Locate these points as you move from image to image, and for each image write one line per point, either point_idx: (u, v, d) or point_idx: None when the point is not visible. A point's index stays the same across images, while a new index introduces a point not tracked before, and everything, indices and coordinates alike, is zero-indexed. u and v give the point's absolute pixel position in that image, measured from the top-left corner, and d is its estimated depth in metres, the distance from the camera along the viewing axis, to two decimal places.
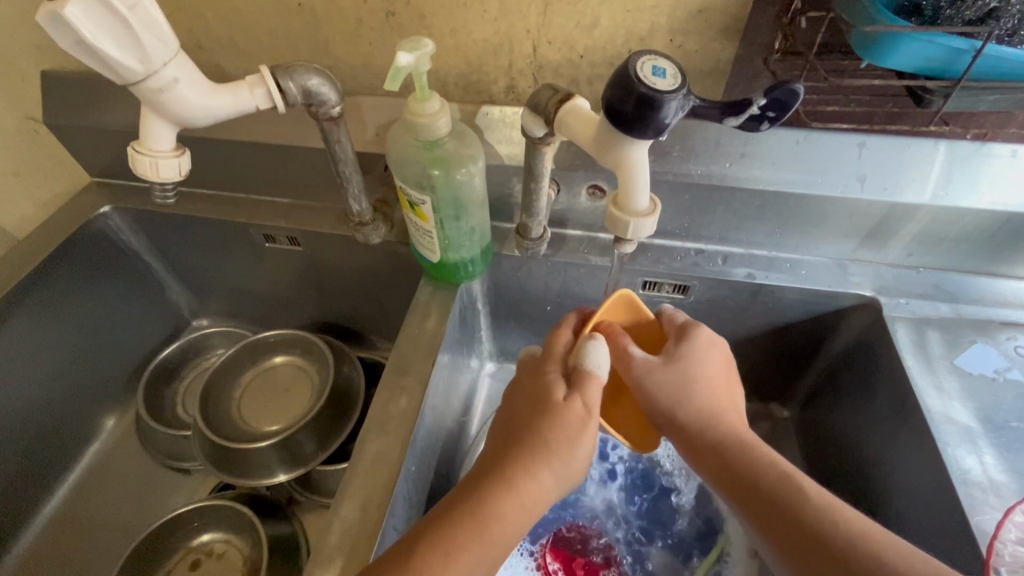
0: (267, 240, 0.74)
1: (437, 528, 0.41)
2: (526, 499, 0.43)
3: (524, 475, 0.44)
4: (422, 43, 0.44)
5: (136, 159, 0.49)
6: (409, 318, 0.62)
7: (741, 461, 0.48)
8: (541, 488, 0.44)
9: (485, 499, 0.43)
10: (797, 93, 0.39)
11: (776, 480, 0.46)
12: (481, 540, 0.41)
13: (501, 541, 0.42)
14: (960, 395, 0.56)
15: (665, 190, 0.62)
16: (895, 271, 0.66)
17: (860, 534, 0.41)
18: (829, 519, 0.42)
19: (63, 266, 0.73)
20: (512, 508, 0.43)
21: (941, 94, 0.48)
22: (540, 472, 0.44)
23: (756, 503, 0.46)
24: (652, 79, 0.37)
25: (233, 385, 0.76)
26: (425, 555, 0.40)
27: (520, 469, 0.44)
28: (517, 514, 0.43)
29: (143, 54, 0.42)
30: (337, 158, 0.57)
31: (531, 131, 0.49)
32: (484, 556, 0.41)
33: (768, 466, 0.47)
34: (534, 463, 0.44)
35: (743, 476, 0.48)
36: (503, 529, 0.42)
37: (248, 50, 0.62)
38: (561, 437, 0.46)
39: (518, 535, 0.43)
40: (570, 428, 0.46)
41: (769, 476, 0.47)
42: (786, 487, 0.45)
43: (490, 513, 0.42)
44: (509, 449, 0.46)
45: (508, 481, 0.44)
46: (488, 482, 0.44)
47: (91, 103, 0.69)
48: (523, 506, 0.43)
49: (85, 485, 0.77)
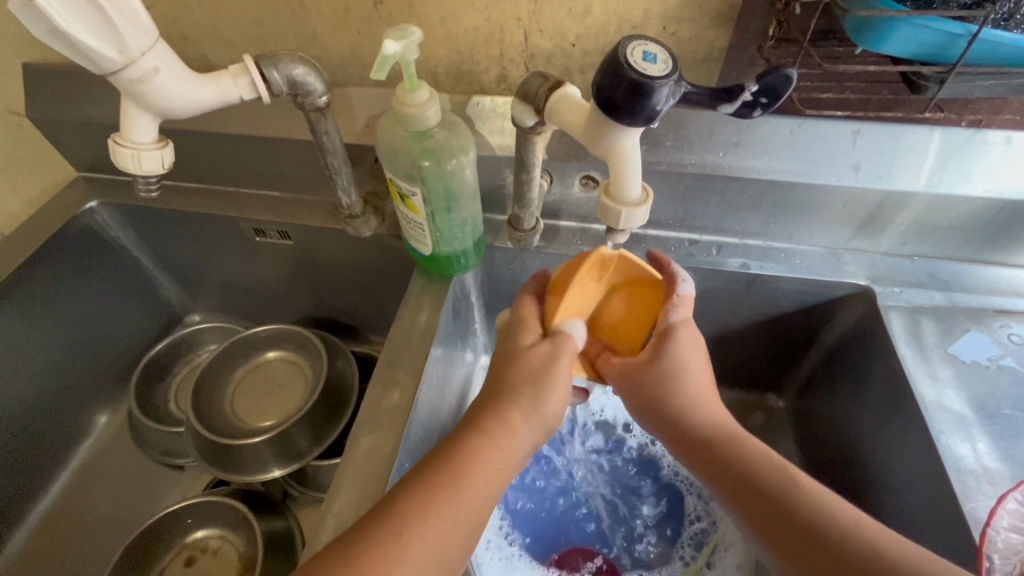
0: (257, 234, 0.74)
1: (422, 475, 0.42)
2: (503, 447, 0.45)
3: (505, 432, 0.45)
4: (409, 31, 0.43)
5: (117, 151, 0.48)
6: (402, 312, 0.61)
7: (722, 451, 0.48)
8: (518, 439, 0.46)
9: (471, 454, 0.44)
10: (791, 79, 0.38)
11: (754, 469, 0.46)
12: (468, 495, 0.42)
13: (481, 489, 0.43)
14: (954, 383, 0.56)
15: (658, 179, 0.61)
16: (889, 259, 0.66)
17: (837, 522, 0.41)
18: (831, 521, 0.41)
19: (50, 262, 0.72)
20: (492, 466, 0.44)
21: (935, 80, 0.48)
22: (521, 426, 0.46)
23: (745, 497, 0.45)
24: (643, 64, 0.36)
25: (226, 381, 0.75)
26: (415, 506, 0.40)
27: (502, 425, 0.45)
28: (495, 466, 0.44)
29: (120, 41, 0.41)
30: (326, 149, 0.56)
31: (522, 121, 0.48)
32: (465, 502, 0.42)
33: (752, 457, 0.46)
34: (512, 415, 0.46)
35: (720, 467, 0.47)
36: (483, 477, 0.43)
37: (234, 40, 0.61)
38: (532, 381, 0.47)
39: (498, 486, 0.44)
40: (535, 372, 0.47)
41: (746, 464, 0.46)
42: (763, 475, 0.45)
43: (476, 468, 0.43)
44: (479, 407, 0.47)
45: (492, 440, 0.45)
46: (467, 436, 0.45)
47: (75, 96, 0.67)
48: (502, 466, 0.44)
49: (78, 482, 0.76)
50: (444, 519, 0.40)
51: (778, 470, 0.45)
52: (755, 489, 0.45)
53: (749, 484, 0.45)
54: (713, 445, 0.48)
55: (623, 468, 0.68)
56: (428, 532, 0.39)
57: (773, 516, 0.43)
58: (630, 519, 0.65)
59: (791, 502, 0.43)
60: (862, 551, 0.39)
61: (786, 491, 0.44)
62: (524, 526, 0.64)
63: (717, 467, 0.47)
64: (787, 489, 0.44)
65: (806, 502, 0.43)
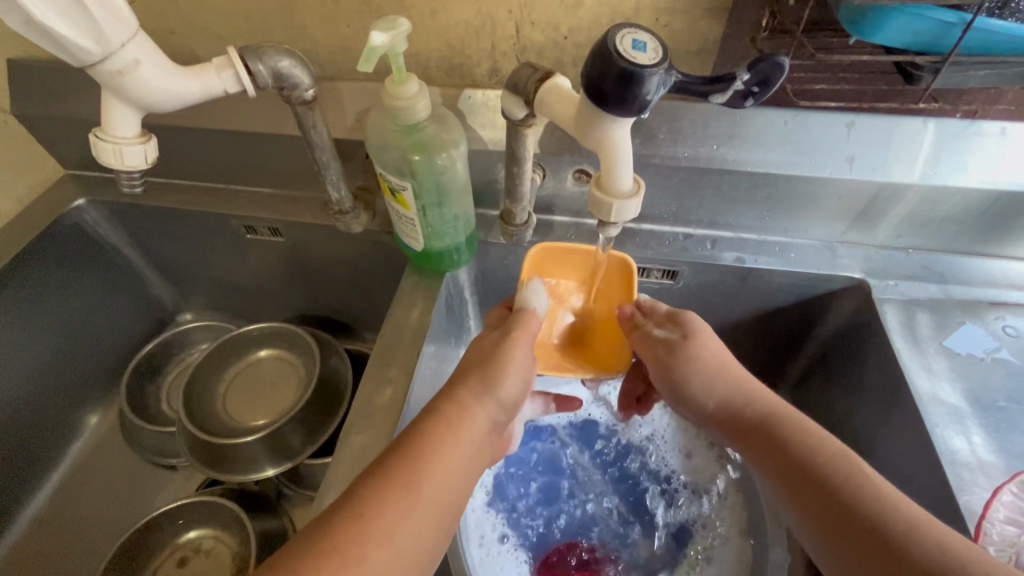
0: (248, 231, 0.73)
1: (384, 459, 0.42)
2: (462, 431, 0.45)
3: (460, 413, 0.46)
4: (398, 23, 0.43)
5: (99, 146, 0.47)
6: (394, 308, 0.61)
7: (777, 429, 0.48)
8: (475, 423, 0.46)
9: (431, 435, 0.44)
10: (782, 67, 0.38)
11: (804, 450, 0.45)
12: (430, 475, 0.42)
13: (442, 472, 0.43)
14: (949, 375, 0.55)
15: (652, 173, 0.61)
16: (884, 252, 0.65)
17: (887, 496, 0.41)
18: (883, 495, 0.41)
19: (39, 260, 0.71)
20: (453, 449, 0.44)
21: (931, 70, 0.47)
22: (477, 407, 0.47)
23: (793, 469, 0.45)
24: (632, 52, 0.35)
25: (218, 380, 0.74)
26: (376, 487, 0.40)
27: (457, 408, 0.46)
28: (455, 450, 0.44)
29: (98, 33, 0.40)
30: (314, 143, 0.55)
31: (511, 113, 0.48)
32: (426, 485, 0.41)
33: (804, 433, 0.47)
34: (462, 395, 0.47)
35: (772, 447, 0.47)
36: (443, 461, 0.43)
37: (221, 34, 0.60)
38: (481, 365, 0.50)
39: (459, 471, 0.44)
40: (488, 355, 0.50)
41: (796, 445, 0.46)
42: (812, 457, 0.45)
43: (438, 452, 0.43)
44: (437, 398, 0.48)
45: (449, 424, 0.45)
46: (429, 421, 0.45)
47: (61, 92, 0.66)
48: (463, 448, 0.44)
49: (69, 483, 0.76)
50: (405, 501, 0.40)
51: (827, 450, 0.45)
52: (802, 463, 0.45)
53: (804, 463, 0.45)
54: (766, 427, 0.49)
55: (619, 462, 0.68)
56: (389, 514, 0.39)
57: (820, 497, 0.43)
58: (626, 514, 0.64)
59: (841, 483, 0.42)
60: (917, 527, 0.38)
61: (837, 462, 0.44)
62: (521, 522, 0.63)
63: (768, 450, 0.47)
64: (840, 461, 0.44)
65: (859, 480, 0.42)
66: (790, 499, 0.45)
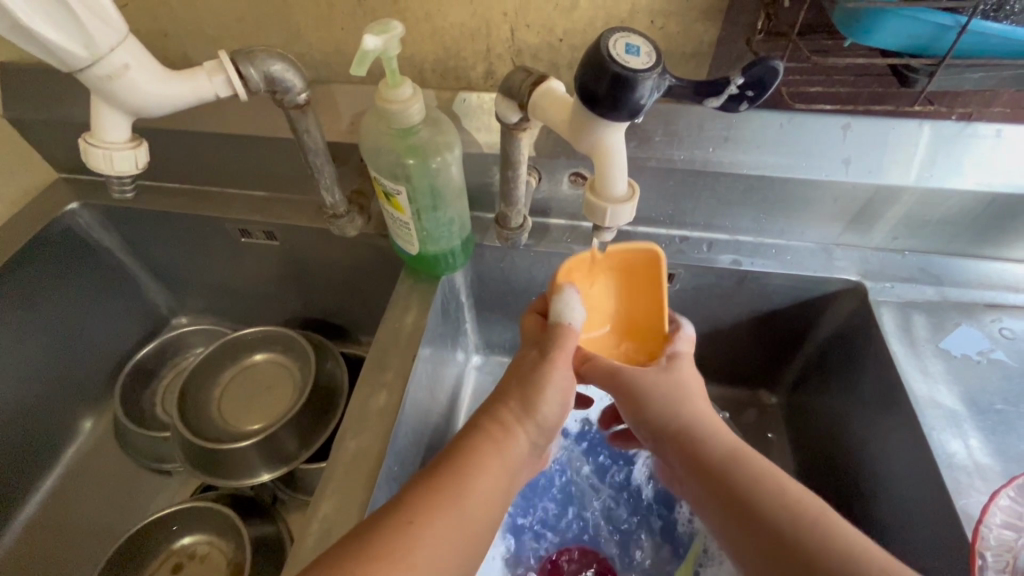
0: (243, 235, 0.72)
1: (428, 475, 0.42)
2: (509, 452, 0.45)
3: (506, 433, 0.46)
4: (391, 26, 0.43)
5: (88, 151, 0.47)
6: (388, 312, 0.60)
7: (732, 473, 0.46)
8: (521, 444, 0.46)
9: (477, 451, 0.44)
10: (777, 71, 0.38)
11: (764, 495, 0.44)
12: (476, 491, 0.42)
13: (490, 492, 0.43)
14: (945, 378, 0.55)
15: (648, 175, 0.61)
16: (880, 255, 0.65)
17: (857, 548, 0.39)
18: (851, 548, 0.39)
19: (31, 265, 0.70)
20: (498, 466, 0.44)
21: (925, 73, 0.47)
22: (518, 428, 0.47)
23: (752, 517, 0.43)
24: (625, 57, 0.35)
25: (213, 385, 0.74)
26: (422, 499, 0.40)
27: (498, 425, 0.46)
28: (501, 469, 0.44)
29: (86, 37, 0.40)
30: (307, 147, 0.55)
31: (505, 117, 0.47)
32: (474, 500, 0.41)
33: (761, 479, 0.45)
34: (505, 416, 0.47)
35: (728, 489, 0.45)
36: (491, 479, 0.43)
37: (215, 37, 0.60)
38: (521, 387, 0.48)
39: (501, 491, 0.44)
40: (527, 373, 0.49)
41: (756, 490, 0.44)
42: (774, 502, 0.43)
43: (480, 468, 0.43)
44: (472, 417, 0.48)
45: (495, 443, 0.45)
46: (476, 439, 0.45)
47: (53, 95, 0.66)
48: (506, 466, 0.44)
49: (63, 489, 0.75)
50: (457, 517, 0.40)
51: (793, 500, 0.43)
52: (763, 510, 0.43)
53: (764, 509, 0.43)
54: (722, 467, 0.47)
55: (618, 465, 0.68)
56: (438, 528, 0.39)
57: (781, 546, 0.41)
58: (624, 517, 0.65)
59: (811, 534, 0.40)
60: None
61: (802, 512, 0.42)
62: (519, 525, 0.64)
63: (724, 492, 0.46)
64: (802, 510, 0.42)
65: (825, 531, 0.40)
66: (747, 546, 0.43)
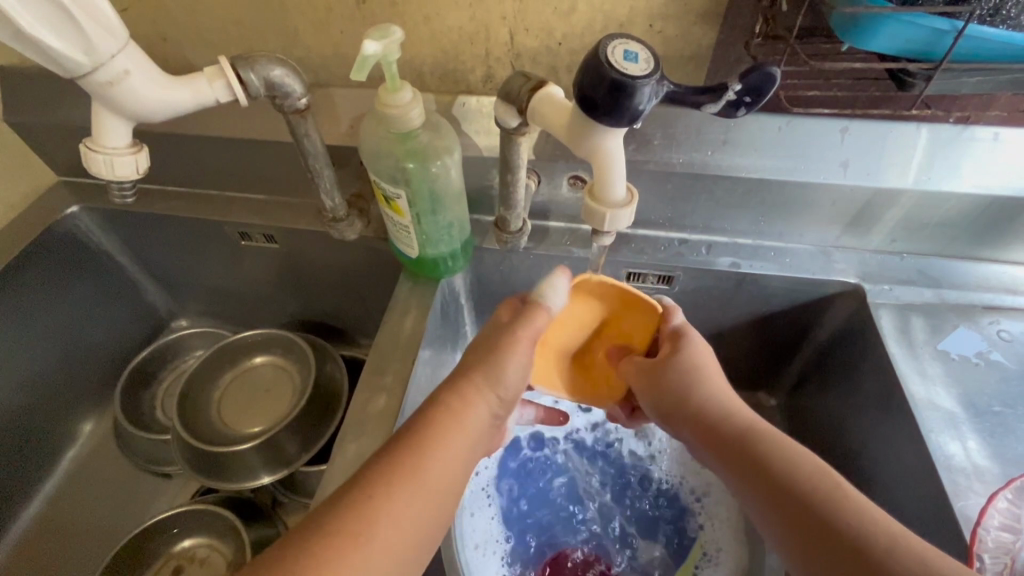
0: (242, 238, 0.73)
1: (384, 456, 0.41)
2: (467, 427, 0.45)
3: (462, 406, 0.45)
4: (390, 31, 0.43)
5: (89, 156, 0.47)
6: (388, 316, 0.60)
7: (753, 446, 0.46)
8: (480, 416, 0.46)
9: (433, 429, 0.43)
10: (774, 78, 0.38)
11: (781, 465, 0.43)
12: (433, 469, 0.42)
13: (445, 475, 0.42)
14: (944, 380, 0.55)
15: (647, 179, 0.61)
16: (878, 257, 0.65)
17: (865, 515, 0.38)
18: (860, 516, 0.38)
19: (32, 268, 0.70)
20: (456, 440, 0.44)
21: (923, 77, 0.47)
22: (478, 400, 0.46)
23: (769, 487, 0.43)
24: (624, 63, 0.35)
25: (213, 388, 0.74)
26: (377, 482, 0.40)
27: (457, 399, 0.45)
28: (458, 445, 0.44)
29: (87, 44, 0.40)
30: (307, 152, 0.55)
31: (505, 122, 0.48)
32: (430, 488, 0.41)
33: (781, 451, 0.45)
34: (468, 390, 0.46)
35: (748, 461, 0.45)
36: (447, 456, 0.43)
37: (214, 41, 0.60)
38: (488, 356, 0.47)
39: (460, 469, 0.43)
40: (493, 348, 0.48)
41: (774, 461, 0.44)
42: (793, 471, 0.43)
43: (440, 443, 0.43)
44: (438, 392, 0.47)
45: (451, 417, 0.44)
46: (436, 414, 0.44)
47: (53, 99, 0.66)
48: (465, 439, 0.44)
49: (63, 492, 0.75)
50: (410, 499, 0.40)
51: (810, 468, 0.43)
52: (779, 481, 0.43)
53: (780, 479, 0.43)
54: (744, 442, 0.47)
55: (618, 468, 0.68)
56: (393, 514, 0.39)
57: (798, 511, 0.41)
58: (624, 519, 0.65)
59: (823, 502, 0.40)
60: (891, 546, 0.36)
61: (815, 480, 0.42)
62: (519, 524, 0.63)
63: (744, 464, 0.45)
64: (817, 479, 0.42)
65: (840, 499, 0.40)
66: (766, 515, 0.43)
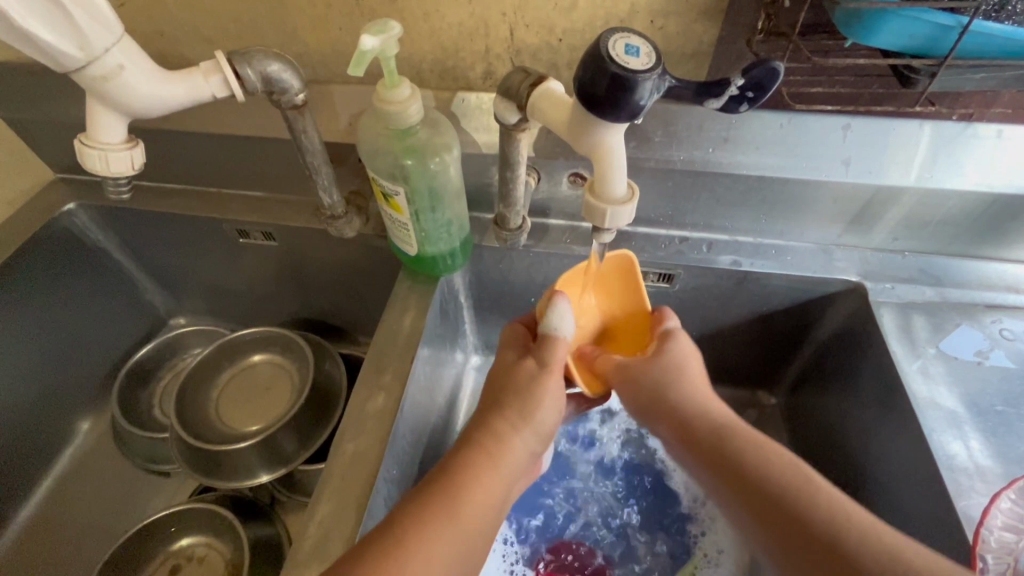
0: (240, 235, 0.72)
1: (415, 500, 0.41)
2: (503, 464, 0.45)
3: (496, 442, 0.45)
4: (388, 26, 0.42)
5: (84, 152, 0.47)
6: (387, 314, 0.60)
7: (728, 445, 0.45)
8: (516, 456, 0.45)
9: (468, 468, 0.43)
10: (776, 73, 0.38)
11: (760, 467, 0.43)
12: (467, 509, 0.41)
13: (477, 520, 0.41)
14: (946, 379, 0.55)
15: (647, 175, 0.61)
16: (881, 255, 0.65)
17: (843, 514, 0.38)
18: (837, 514, 0.38)
19: (28, 266, 0.70)
20: (492, 478, 0.43)
21: (926, 73, 0.47)
22: (513, 437, 0.46)
23: (745, 487, 0.43)
24: (625, 57, 0.35)
25: (211, 386, 0.74)
26: (412, 524, 0.39)
27: (491, 435, 0.45)
28: (492, 484, 0.43)
29: (79, 37, 0.39)
30: (305, 149, 0.54)
31: (505, 119, 0.47)
32: (461, 532, 0.40)
33: (757, 451, 0.44)
34: (501, 425, 0.46)
35: (723, 465, 0.44)
36: (479, 500, 0.42)
37: (212, 37, 0.60)
38: (516, 394, 0.47)
39: (493, 510, 0.43)
40: (521, 384, 0.48)
41: (753, 462, 0.43)
42: (764, 470, 0.43)
43: (473, 484, 0.43)
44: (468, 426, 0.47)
45: (486, 452, 0.44)
46: (471, 453, 0.44)
47: (50, 97, 0.65)
48: (501, 477, 0.44)
49: (59, 490, 0.75)
50: (444, 545, 0.39)
51: (786, 469, 0.42)
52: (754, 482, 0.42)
53: (756, 478, 0.42)
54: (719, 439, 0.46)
55: (620, 469, 0.68)
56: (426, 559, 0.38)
57: (777, 514, 0.40)
58: (625, 520, 0.64)
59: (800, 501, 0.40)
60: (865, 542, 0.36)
61: (792, 479, 0.41)
62: (519, 526, 0.63)
63: (715, 464, 0.45)
64: (795, 480, 0.41)
65: (817, 495, 0.40)
66: (743, 511, 0.42)
